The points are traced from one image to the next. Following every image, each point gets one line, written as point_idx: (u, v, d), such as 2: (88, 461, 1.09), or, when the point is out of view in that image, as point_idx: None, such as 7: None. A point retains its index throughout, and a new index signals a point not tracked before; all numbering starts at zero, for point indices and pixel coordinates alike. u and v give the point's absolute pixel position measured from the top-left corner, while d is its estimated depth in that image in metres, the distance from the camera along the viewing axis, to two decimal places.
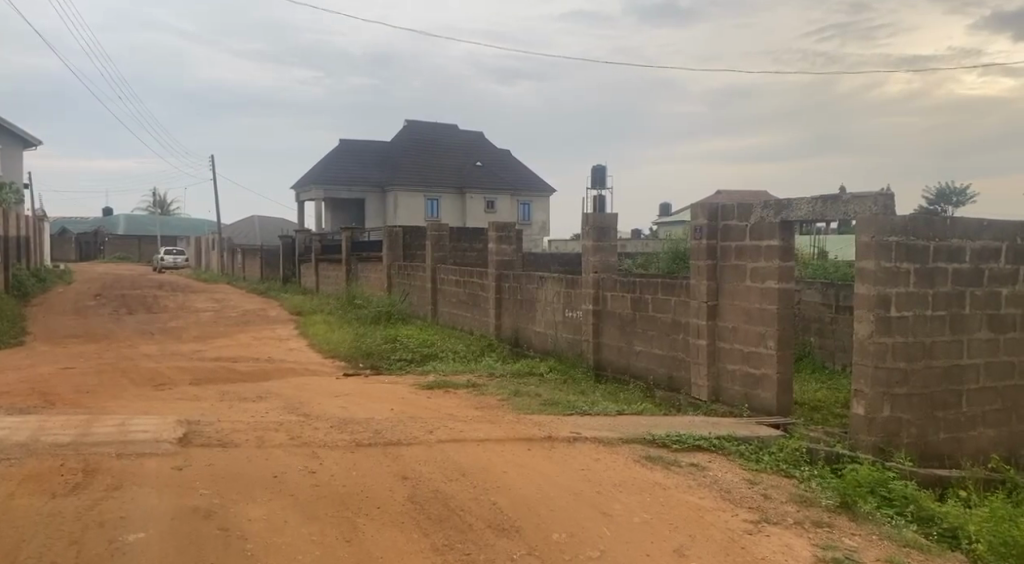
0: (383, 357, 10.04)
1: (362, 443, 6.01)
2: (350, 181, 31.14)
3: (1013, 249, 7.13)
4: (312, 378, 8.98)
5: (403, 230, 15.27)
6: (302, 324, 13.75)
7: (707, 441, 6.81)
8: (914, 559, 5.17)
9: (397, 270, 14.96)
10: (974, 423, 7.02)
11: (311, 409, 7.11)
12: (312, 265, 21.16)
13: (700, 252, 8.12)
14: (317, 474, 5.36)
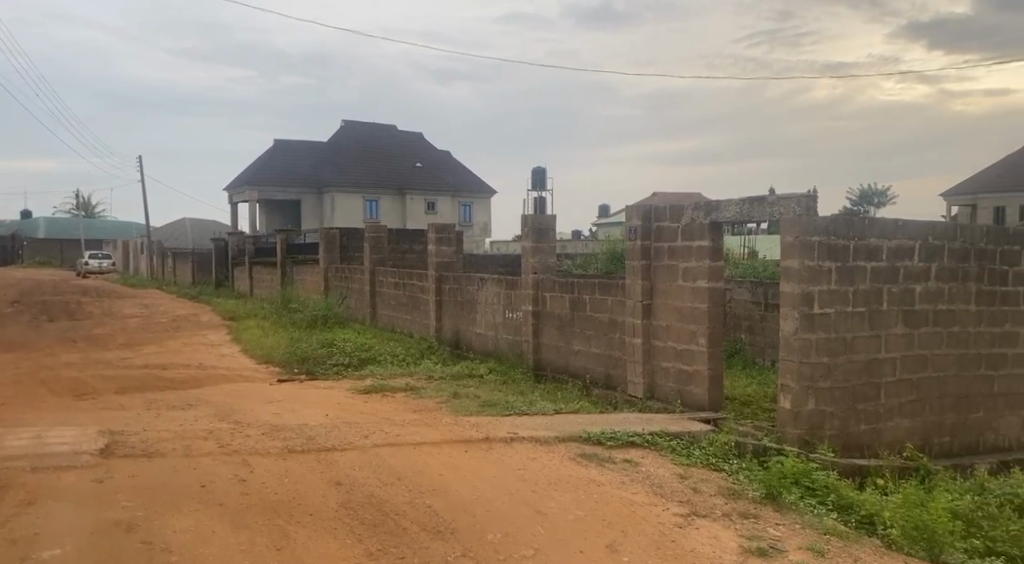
0: (319, 362, 10.07)
1: (295, 450, 6.08)
2: (286, 183, 30.86)
3: (926, 248, 7.44)
4: (244, 385, 8.99)
5: (340, 232, 15.26)
6: (235, 329, 13.64)
7: (640, 437, 7.01)
8: (833, 545, 5.44)
9: (335, 272, 14.94)
10: (892, 414, 7.33)
11: (243, 417, 7.14)
12: (245, 269, 20.98)
13: (635, 252, 8.34)
14: (247, 482, 5.42)
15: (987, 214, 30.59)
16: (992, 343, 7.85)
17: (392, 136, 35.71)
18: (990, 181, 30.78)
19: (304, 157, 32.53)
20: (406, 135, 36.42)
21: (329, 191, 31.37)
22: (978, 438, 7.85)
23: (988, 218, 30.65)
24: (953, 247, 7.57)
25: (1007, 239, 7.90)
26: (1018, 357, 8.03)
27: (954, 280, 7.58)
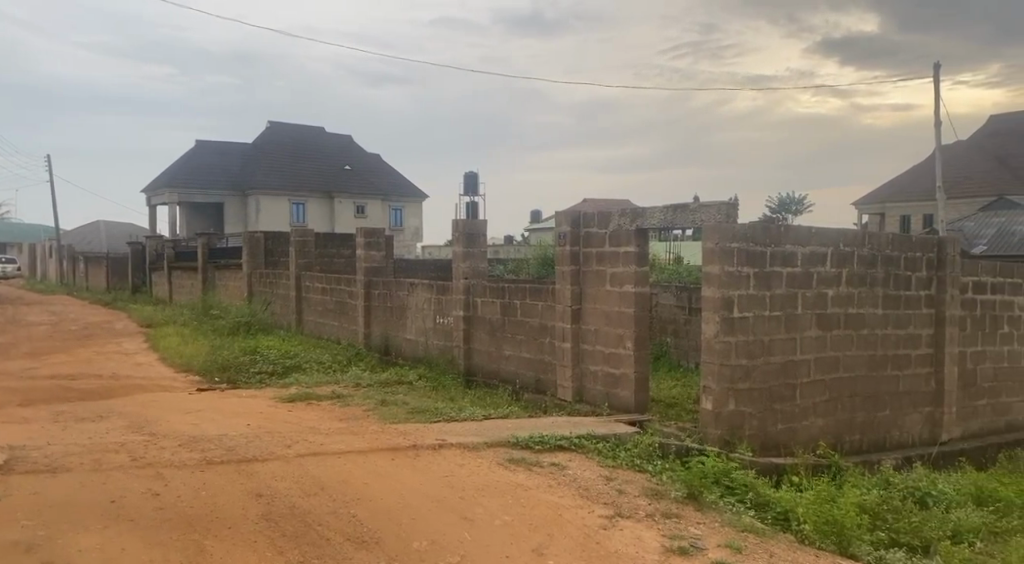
0: (242, 370, 9.98)
1: (214, 461, 6.05)
2: (208, 185, 30.30)
3: (838, 254, 7.73)
4: (161, 394, 8.87)
5: (265, 236, 15.12)
6: (153, 337, 13.38)
7: (567, 440, 7.15)
8: (750, 542, 5.64)
9: (260, 277, 14.78)
10: (807, 414, 7.60)
11: (157, 428, 7.07)
12: (164, 274, 20.60)
13: (564, 257, 8.49)
14: (162, 496, 5.39)
15: (895, 221, 31.98)
16: (897, 344, 8.21)
17: (322, 140, 35.43)
18: (900, 189, 32.16)
19: (231, 160, 32.05)
20: (337, 140, 36.18)
21: (254, 194, 30.98)
22: (884, 435, 8.20)
23: (896, 225, 32.00)
24: (862, 253, 7.89)
25: (911, 246, 8.28)
26: (920, 357, 8.42)
27: (864, 285, 7.91)
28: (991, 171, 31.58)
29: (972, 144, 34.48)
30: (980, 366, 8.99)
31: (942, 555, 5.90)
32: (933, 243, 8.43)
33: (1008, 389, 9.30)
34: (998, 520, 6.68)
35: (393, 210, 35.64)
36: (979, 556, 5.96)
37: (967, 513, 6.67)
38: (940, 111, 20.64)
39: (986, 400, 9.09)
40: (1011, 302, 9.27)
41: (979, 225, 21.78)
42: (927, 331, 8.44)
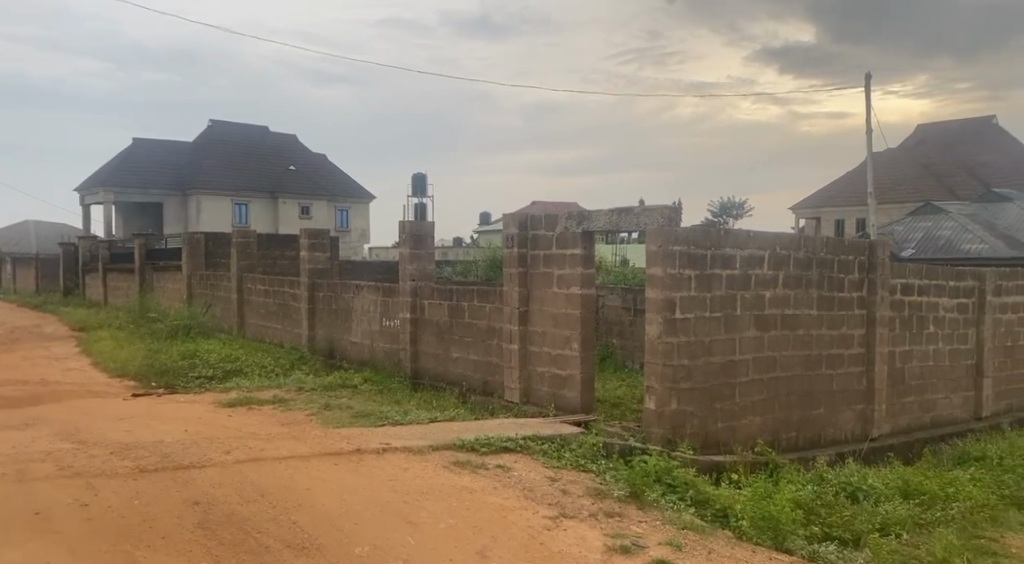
0: (180, 376, 9.85)
1: (147, 469, 6.00)
2: (145, 184, 29.74)
3: (775, 257, 7.92)
4: (93, 401, 8.73)
5: (205, 237, 14.94)
6: (86, 341, 13.13)
7: (513, 442, 7.22)
8: (690, 539, 5.77)
9: (200, 280, 14.59)
10: (746, 412, 7.78)
11: (88, 436, 6.97)
12: (98, 276, 20.20)
13: (511, 259, 8.56)
14: (91, 506, 5.34)
15: (831, 225, 32.73)
16: (831, 344, 8.45)
17: (268, 141, 35.09)
18: (835, 194, 32.93)
19: (173, 160, 31.50)
20: (284, 141, 35.84)
21: (193, 193, 30.49)
22: (819, 432, 8.43)
23: (832, 229, 32.76)
24: (798, 256, 8.11)
25: (844, 249, 8.52)
26: (853, 357, 8.68)
27: (799, 287, 8.13)
28: (922, 176, 32.52)
29: (905, 151, 35.49)
30: (908, 365, 9.30)
31: (871, 547, 6.13)
32: (864, 247, 8.69)
33: (933, 386, 9.65)
34: (923, 512, 6.98)
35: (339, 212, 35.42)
36: (906, 548, 6.21)
37: (896, 506, 6.93)
38: (873, 118, 21.27)
39: (914, 397, 9.41)
40: (937, 303, 9.61)
41: (907, 230, 22.42)
42: (860, 331, 8.70)
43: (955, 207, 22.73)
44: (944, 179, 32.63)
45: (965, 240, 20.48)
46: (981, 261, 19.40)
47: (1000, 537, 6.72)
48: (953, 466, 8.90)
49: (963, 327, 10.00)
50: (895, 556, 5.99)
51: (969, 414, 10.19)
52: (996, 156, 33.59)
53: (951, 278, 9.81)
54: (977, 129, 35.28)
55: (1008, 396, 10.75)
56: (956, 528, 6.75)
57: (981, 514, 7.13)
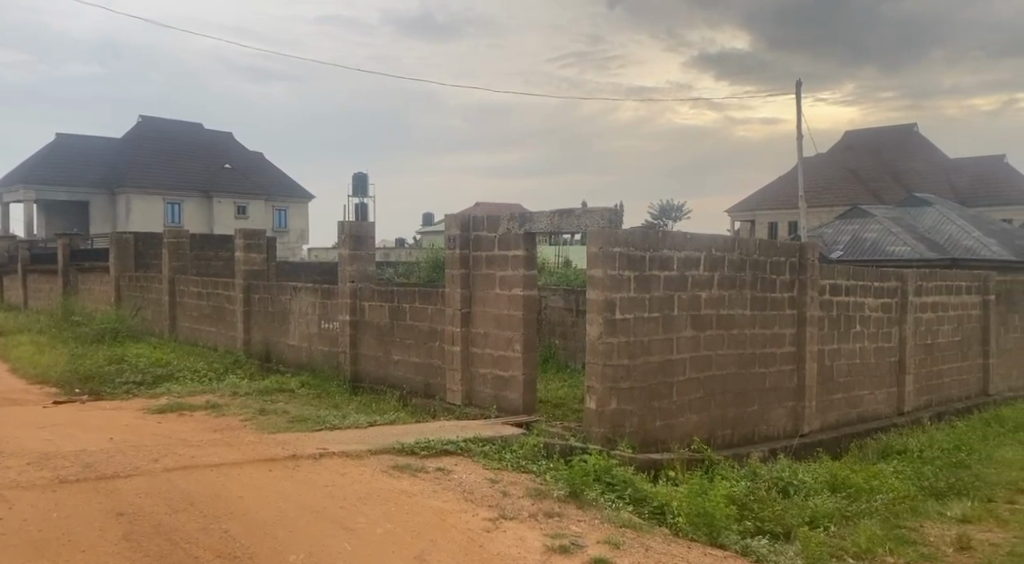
0: (106, 382, 9.60)
1: (69, 480, 5.87)
2: (70, 182, 29.03)
3: (710, 258, 8.04)
4: (12, 408, 8.48)
5: (134, 237, 14.62)
6: (6, 345, 12.75)
7: (454, 444, 7.21)
8: (627, 537, 5.82)
9: (129, 281, 14.27)
10: (683, 410, 7.88)
11: (6, 446, 6.78)
12: (17, 278, 19.63)
13: (454, 260, 8.53)
14: (7, 520, 5.20)
15: (765, 228, 33.37)
16: (764, 343, 8.61)
17: (206, 141, 34.53)
18: (769, 196, 33.62)
19: (100, 159, 30.88)
20: (221, 141, 35.29)
21: (123, 191, 29.89)
22: (753, 429, 8.58)
23: (765, 232, 33.41)
24: (732, 258, 8.25)
25: (775, 251, 8.69)
26: (785, 355, 8.86)
27: (733, 287, 8.26)
28: (850, 181, 33.38)
29: (837, 155, 36.45)
30: (837, 362, 9.54)
31: (801, 539, 6.31)
32: (796, 249, 8.88)
33: (860, 383, 9.91)
34: (849, 504, 7.20)
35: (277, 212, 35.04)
36: (833, 539, 6.45)
37: (824, 499, 7.14)
38: (802, 124, 21.83)
39: (842, 394, 9.65)
40: (863, 303, 9.86)
41: (835, 233, 22.98)
42: (791, 330, 8.89)
43: (879, 211, 23.39)
44: (869, 185, 33.59)
45: (888, 243, 21.07)
46: (901, 264, 20.02)
47: (921, 525, 7.02)
48: (877, 459, 9.15)
49: (887, 326, 10.28)
50: (823, 548, 6.19)
51: (893, 409, 10.49)
52: (919, 163, 34.73)
53: (876, 279, 10.09)
54: (903, 135, 36.35)
55: (928, 392, 11.10)
56: (880, 518, 7.01)
57: (903, 504, 7.43)
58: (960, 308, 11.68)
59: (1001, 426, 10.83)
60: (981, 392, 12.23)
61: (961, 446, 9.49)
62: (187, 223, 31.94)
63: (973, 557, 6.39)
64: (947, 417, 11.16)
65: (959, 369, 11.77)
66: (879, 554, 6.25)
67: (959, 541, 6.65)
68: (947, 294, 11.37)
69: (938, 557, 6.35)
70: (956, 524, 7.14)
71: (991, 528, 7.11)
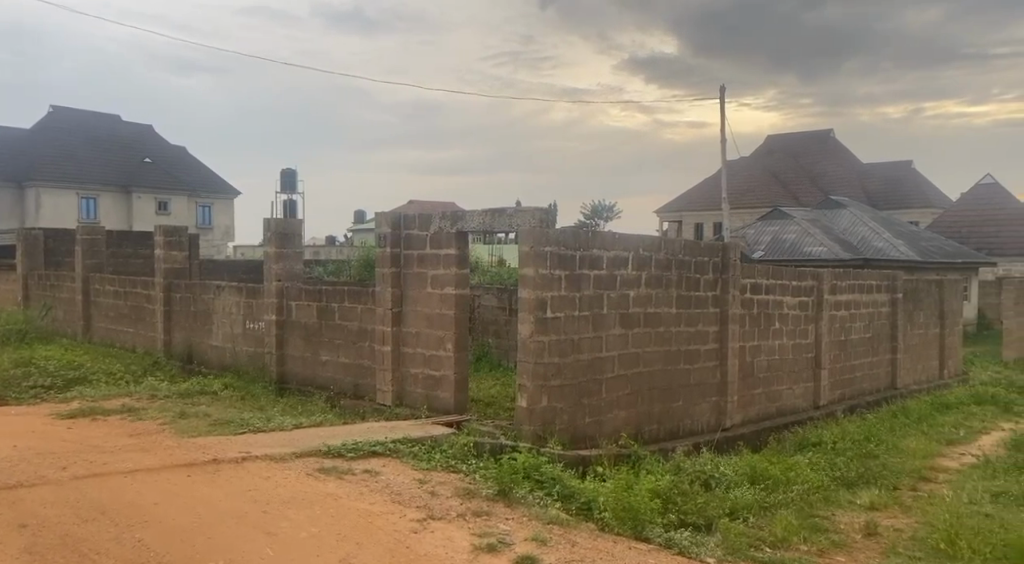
0: (12, 386, 9.22)
1: None
2: None
3: (637, 258, 8.10)
4: None
5: (46, 234, 14.13)
6: None
7: (382, 445, 7.11)
8: (554, 533, 5.83)
9: (40, 280, 13.76)
10: (611, 406, 7.91)
11: None
12: None
13: (384, 259, 8.43)
14: None
15: (691, 229, 33.84)
16: (689, 340, 8.72)
17: (128, 135, 33.65)
18: (695, 198, 34.17)
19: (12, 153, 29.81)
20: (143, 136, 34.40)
21: (35, 185, 28.88)
22: (678, 424, 8.67)
23: (691, 232, 33.94)
24: (658, 257, 8.32)
25: (699, 251, 8.81)
26: (708, 352, 9.00)
27: (659, 286, 8.34)
28: (771, 183, 34.07)
29: (761, 158, 37.30)
30: (757, 359, 9.73)
31: (721, 531, 6.47)
32: (718, 249, 9.03)
33: (779, 378, 10.12)
34: (766, 495, 7.42)
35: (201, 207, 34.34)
36: (751, 530, 6.66)
37: (743, 491, 7.32)
38: (725, 129, 22.32)
39: (762, 389, 9.84)
40: (782, 301, 10.06)
41: (758, 234, 23.39)
42: (714, 328, 9.03)
43: (798, 212, 23.92)
44: (791, 187, 34.44)
45: (807, 244, 21.55)
46: (819, 265, 20.47)
47: (832, 514, 7.29)
48: (794, 450, 9.34)
49: (804, 323, 10.51)
50: (741, 539, 6.38)
51: (809, 403, 10.73)
52: (836, 166, 35.65)
53: (794, 278, 10.31)
54: (821, 139, 37.23)
55: (841, 385, 11.39)
56: (795, 508, 7.25)
57: (816, 494, 7.66)
58: (871, 306, 12.01)
59: (907, 416, 11.19)
60: (891, 386, 12.61)
61: (871, 437, 9.79)
62: (103, 220, 31.06)
63: (878, 543, 6.66)
64: (860, 409, 11.47)
65: (870, 363, 12.11)
66: (794, 542, 6.49)
67: (866, 527, 6.92)
68: (859, 292, 11.67)
69: (848, 544, 6.59)
70: (864, 511, 7.41)
71: (896, 514, 7.39)
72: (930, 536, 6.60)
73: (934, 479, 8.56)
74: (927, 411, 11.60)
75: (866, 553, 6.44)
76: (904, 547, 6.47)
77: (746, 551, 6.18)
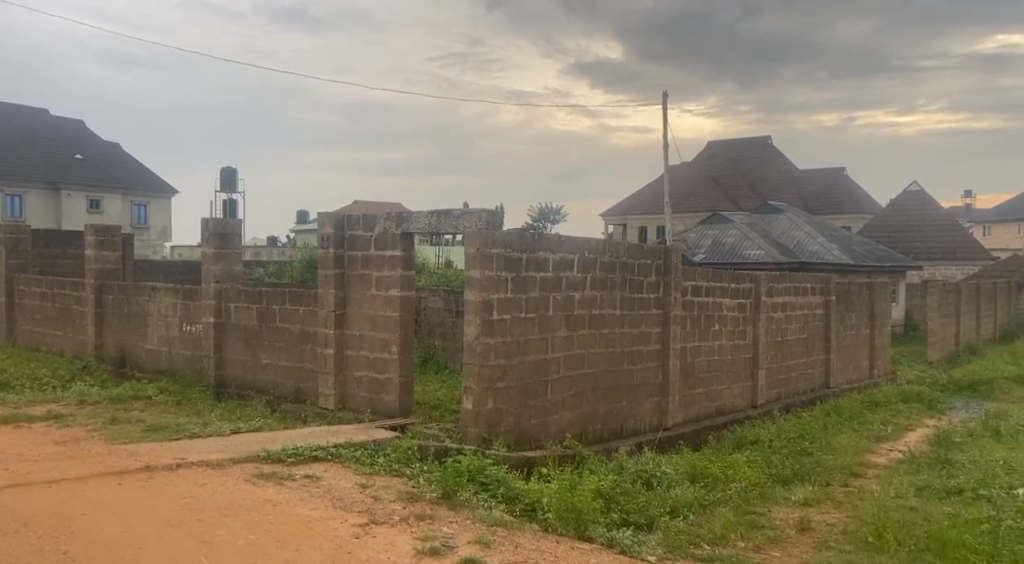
0: None
1: None
2: None
3: (583, 260, 8.07)
4: None
5: None
6: None
7: (323, 450, 6.95)
8: (498, 535, 5.74)
9: None
10: (555, 407, 7.85)
11: None
12: None
13: (327, 260, 8.25)
14: None
15: (635, 232, 34.07)
16: (632, 341, 8.72)
17: (59, 132, 32.76)
18: (639, 202, 34.45)
19: None
20: (76, 134, 33.53)
21: None
22: (621, 425, 8.66)
23: (635, 236, 34.19)
24: (604, 260, 8.30)
25: (642, 254, 8.82)
26: (651, 353, 9.01)
27: (604, 288, 8.32)
28: (712, 188, 34.49)
29: (704, 163, 37.76)
30: (698, 359, 9.78)
31: (662, 530, 6.47)
32: (661, 251, 9.05)
33: (718, 379, 10.19)
34: (706, 493, 7.44)
35: (135, 206, 33.54)
36: (691, 527, 6.67)
37: (683, 489, 7.33)
38: (666, 134, 22.54)
39: (702, 389, 9.90)
40: (721, 303, 10.12)
41: (698, 238, 23.61)
42: (656, 330, 9.05)
43: (738, 217, 24.21)
44: (731, 193, 34.95)
45: (746, 247, 21.82)
46: (757, 268, 20.70)
47: (768, 510, 7.35)
48: (733, 448, 9.39)
49: (743, 324, 10.59)
50: (681, 536, 6.38)
51: (748, 402, 10.83)
52: (773, 172, 36.25)
53: (733, 280, 10.39)
54: (760, 144, 37.81)
55: (778, 385, 11.52)
56: (734, 505, 7.29)
57: (753, 491, 7.71)
58: (806, 308, 12.17)
59: (839, 414, 11.37)
60: (824, 385, 12.82)
61: (804, 435, 9.92)
62: (30, 220, 30.00)
63: (811, 537, 6.72)
64: (795, 408, 11.62)
65: (805, 364, 12.28)
66: (732, 539, 6.51)
67: (800, 522, 6.99)
68: (795, 295, 11.82)
69: (783, 540, 6.64)
70: (799, 507, 7.48)
71: (828, 510, 7.47)
72: (859, 530, 6.69)
73: (864, 475, 8.69)
74: (857, 408, 11.81)
75: (800, 548, 6.49)
76: (835, 540, 6.54)
77: (687, 549, 6.18)
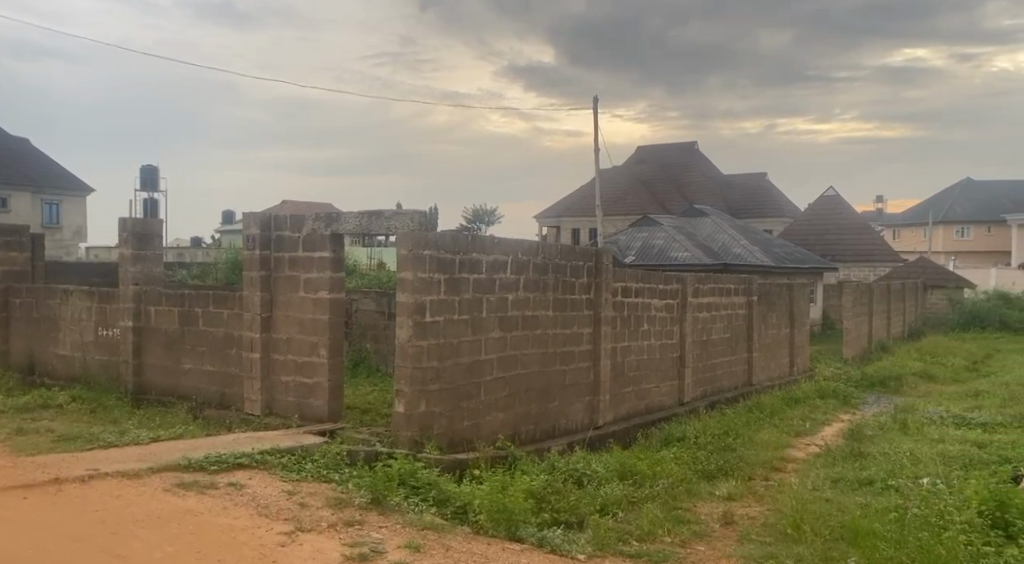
0: None
1: None
2: None
3: (516, 262, 7.99)
4: None
5: None
6: None
7: (248, 457, 6.74)
8: (429, 539, 5.62)
9: None
10: (488, 409, 7.76)
11: None
12: None
13: (253, 262, 8.00)
14: None
15: (568, 235, 34.19)
16: (564, 342, 8.68)
17: None
18: (570, 204, 34.59)
19: None
20: None
21: None
22: (553, 425, 8.61)
23: (568, 237, 34.31)
24: (536, 261, 8.24)
25: (574, 255, 8.78)
26: (582, 353, 8.98)
27: (537, 289, 8.26)
28: (641, 191, 34.84)
29: (633, 166, 38.11)
30: (628, 358, 9.80)
31: (591, 527, 6.43)
32: (592, 253, 9.03)
33: (647, 377, 10.23)
34: (634, 490, 7.44)
35: (46, 205, 32.30)
36: (620, 524, 6.66)
37: (612, 487, 7.31)
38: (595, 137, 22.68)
39: (631, 388, 9.92)
40: (650, 303, 10.17)
41: (627, 240, 23.79)
42: (588, 330, 9.03)
43: (666, 220, 24.47)
44: (660, 196, 35.36)
45: (674, 249, 22.05)
46: (684, 269, 20.95)
47: (693, 506, 7.39)
48: (661, 445, 9.43)
49: (670, 324, 10.66)
50: (610, 533, 6.36)
51: (675, 400, 10.91)
52: (700, 175, 36.79)
53: (661, 280, 10.44)
54: (688, 149, 38.33)
55: (703, 384, 11.63)
56: (661, 501, 7.30)
57: (679, 487, 7.74)
58: (730, 308, 12.32)
59: (761, 411, 11.54)
60: (747, 383, 12.99)
61: (728, 431, 10.03)
62: None
63: (734, 531, 6.77)
64: (720, 405, 11.75)
65: (729, 362, 12.43)
66: (659, 534, 6.51)
67: (725, 517, 7.06)
68: (720, 295, 11.95)
69: (708, 534, 6.68)
70: (723, 501, 7.53)
71: (751, 503, 7.54)
72: (779, 522, 6.77)
73: (786, 469, 8.82)
74: (778, 404, 12.00)
75: (724, 542, 6.53)
76: (757, 533, 6.60)
77: (616, 546, 6.15)
